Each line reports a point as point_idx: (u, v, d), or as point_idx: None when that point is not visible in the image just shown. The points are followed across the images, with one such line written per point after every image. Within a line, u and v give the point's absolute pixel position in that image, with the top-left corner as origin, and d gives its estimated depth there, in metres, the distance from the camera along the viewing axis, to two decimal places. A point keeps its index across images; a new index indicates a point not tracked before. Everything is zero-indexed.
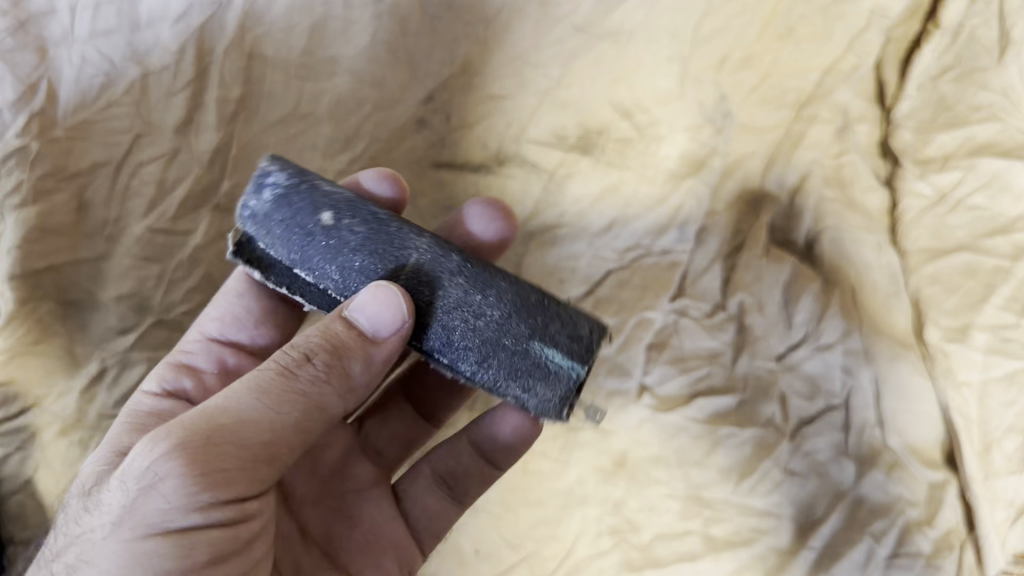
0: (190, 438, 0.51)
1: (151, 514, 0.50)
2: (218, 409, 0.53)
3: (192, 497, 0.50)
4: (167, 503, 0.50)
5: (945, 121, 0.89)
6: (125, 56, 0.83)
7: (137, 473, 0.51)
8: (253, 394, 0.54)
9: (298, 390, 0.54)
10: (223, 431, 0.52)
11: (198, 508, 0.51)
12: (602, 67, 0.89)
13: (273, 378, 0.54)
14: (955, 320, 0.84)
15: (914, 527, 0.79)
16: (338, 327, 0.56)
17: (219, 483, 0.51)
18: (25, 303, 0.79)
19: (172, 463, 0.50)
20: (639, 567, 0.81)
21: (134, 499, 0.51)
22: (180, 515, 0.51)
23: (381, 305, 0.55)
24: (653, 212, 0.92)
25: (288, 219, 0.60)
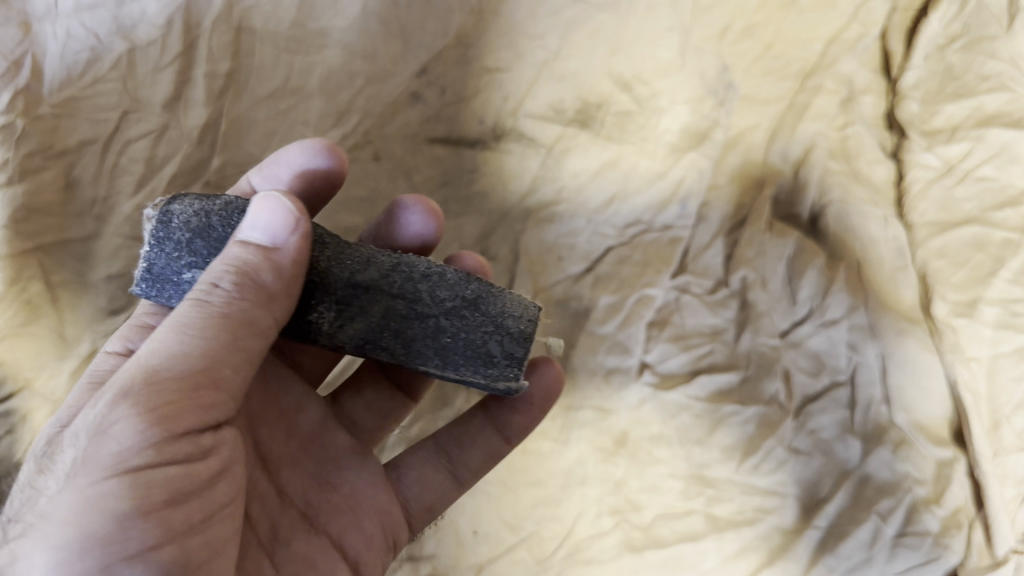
0: (132, 383, 0.47)
1: (104, 459, 0.45)
2: (147, 353, 0.48)
3: (148, 432, 0.46)
4: (121, 442, 0.45)
5: (954, 91, 0.88)
6: (111, 31, 0.81)
7: (88, 430, 0.46)
8: (199, 330, 0.48)
9: (230, 316, 0.49)
10: (157, 372, 0.47)
11: (153, 444, 0.46)
12: (600, 38, 0.88)
13: (203, 308, 0.49)
14: (963, 295, 0.82)
15: (921, 506, 0.77)
16: (239, 253, 0.50)
17: (161, 408, 0.46)
18: (15, 283, 0.77)
19: (122, 407, 0.46)
20: (640, 548, 0.78)
21: (87, 453, 0.46)
22: (134, 454, 0.45)
23: (267, 212, 0.51)
24: (653, 187, 0.90)
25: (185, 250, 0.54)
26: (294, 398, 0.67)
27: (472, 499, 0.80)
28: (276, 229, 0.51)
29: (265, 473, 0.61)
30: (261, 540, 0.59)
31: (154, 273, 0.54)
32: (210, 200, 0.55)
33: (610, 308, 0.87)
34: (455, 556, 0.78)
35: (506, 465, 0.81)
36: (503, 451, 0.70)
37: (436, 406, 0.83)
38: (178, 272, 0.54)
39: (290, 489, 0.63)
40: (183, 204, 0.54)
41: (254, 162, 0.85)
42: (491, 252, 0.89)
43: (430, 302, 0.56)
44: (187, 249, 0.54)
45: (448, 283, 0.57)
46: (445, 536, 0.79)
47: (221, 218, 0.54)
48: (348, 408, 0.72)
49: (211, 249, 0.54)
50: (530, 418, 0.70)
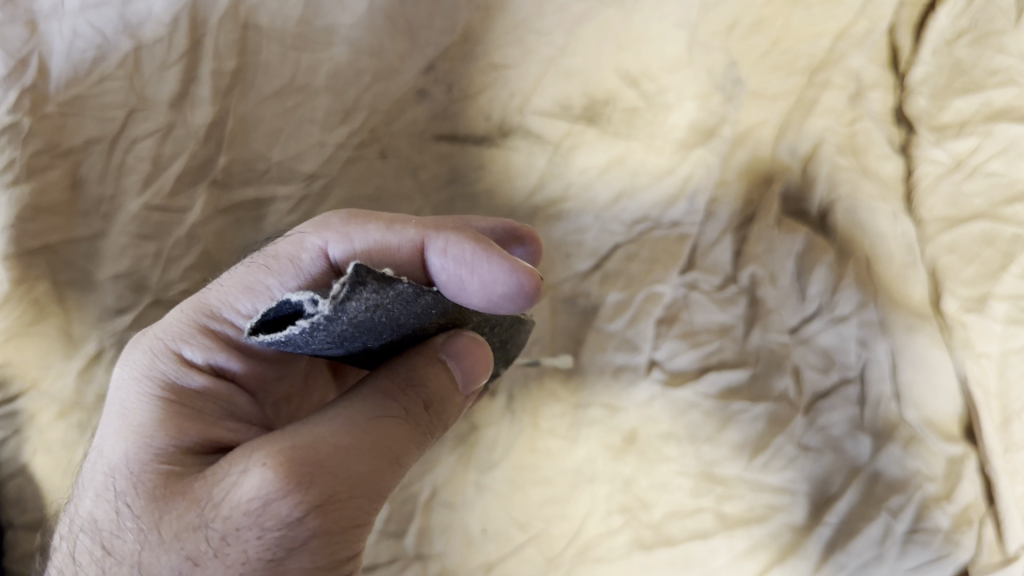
0: (339, 499, 0.47)
1: (299, 571, 0.47)
2: (347, 461, 0.48)
3: (335, 559, 0.48)
4: (317, 560, 0.47)
5: (963, 85, 0.87)
6: (117, 29, 0.81)
7: (287, 524, 0.46)
8: (397, 461, 0.51)
9: (420, 444, 0.53)
10: (359, 485, 0.49)
11: (334, 566, 0.48)
12: (607, 34, 0.88)
13: (402, 432, 0.52)
14: (972, 290, 0.82)
15: (932, 503, 0.77)
16: (442, 388, 0.55)
17: (354, 533, 0.49)
18: (21, 283, 0.78)
19: (326, 523, 0.47)
20: (650, 546, 0.78)
21: (283, 555, 0.46)
22: (324, 570, 0.48)
23: (473, 361, 0.56)
24: (662, 183, 0.90)
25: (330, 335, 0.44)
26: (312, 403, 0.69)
27: (482, 498, 0.80)
28: (473, 372, 0.56)
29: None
30: None
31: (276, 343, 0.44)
32: (387, 291, 0.43)
33: (618, 305, 0.86)
34: (465, 555, 0.78)
35: (514, 463, 0.81)
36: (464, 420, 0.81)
37: None
38: (304, 344, 0.45)
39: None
40: (362, 297, 0.41)
41: (262, 160, 0.85)
42: None
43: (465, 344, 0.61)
44: (332, 338, 0.44)
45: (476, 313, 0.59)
46: (453, 535, 0.79)
47: (383, 308, 0.45)
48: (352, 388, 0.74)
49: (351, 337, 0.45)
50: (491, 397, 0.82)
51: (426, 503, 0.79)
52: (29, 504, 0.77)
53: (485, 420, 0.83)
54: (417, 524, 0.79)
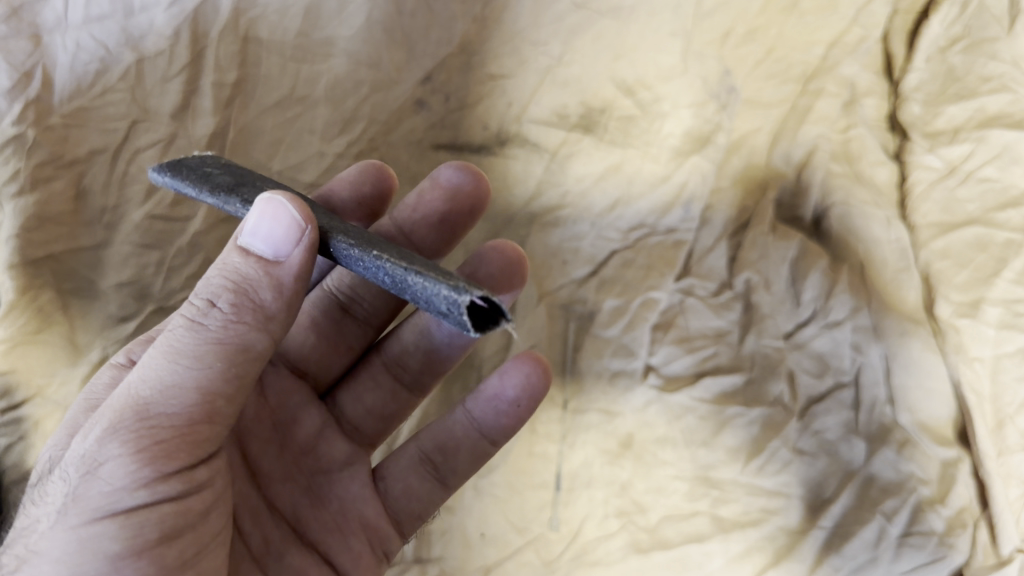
0: (121, 421, 0.47)
1: (93, 498, 0.47)
2: (141, 383, 0.48)
3: (138, 473, 0.47)
4: (112, 483, 0.47)
5: (956, 92, 0.88)
6: (119, 42, 0.83)
7: (76, 465, 0.48)
8: (160, 388, 0.48)
9: (216, 340, 0.49)
10: (153, 407, 0.48)
11: (145, 486, 0.47)
12: (602, 44, 0.90)
13: (195, 339, 0.49)
14: (966, 296, 0.82)
15: (926, 506, 0.77)
16: (240, 266, 0.50)
17: (156, 452, 0.47)
18: (26, 292, 0.79)
19: (115, 446, 0.47)
20: (646, 549, 0.79)
21: (75, 487, 0.47)
22: (124, 494, 0.47)
23: (268, 221, 0.49)
24: (657, 191, 0.91)
25: (223, 165, 0.62)
26: (290, 411, 0.69)
27: (480, 501, 0.81)
28: (278, 233, 0.49)
29: (254, 487, 0.64)
30: (253, 555, 0.61)
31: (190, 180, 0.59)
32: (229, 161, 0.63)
33: (614, 311, 0.88)
34: (463, 558, 0.79)
35: (512, 467, 0.82)
36: (490, 452, 0.71)
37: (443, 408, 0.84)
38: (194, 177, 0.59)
39: (280, 504, 0.65)
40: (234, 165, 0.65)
41: (262, 170, 0.86)
42: None
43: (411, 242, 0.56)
44: (225, 166, 0.62)
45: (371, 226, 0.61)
46: (452, 539, 0.80)
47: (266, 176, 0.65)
48: (347, 413, 0.73)
49: (243, 169, 0.62)
50: (515, 420, 0.70)
51: None
52: None
53: None
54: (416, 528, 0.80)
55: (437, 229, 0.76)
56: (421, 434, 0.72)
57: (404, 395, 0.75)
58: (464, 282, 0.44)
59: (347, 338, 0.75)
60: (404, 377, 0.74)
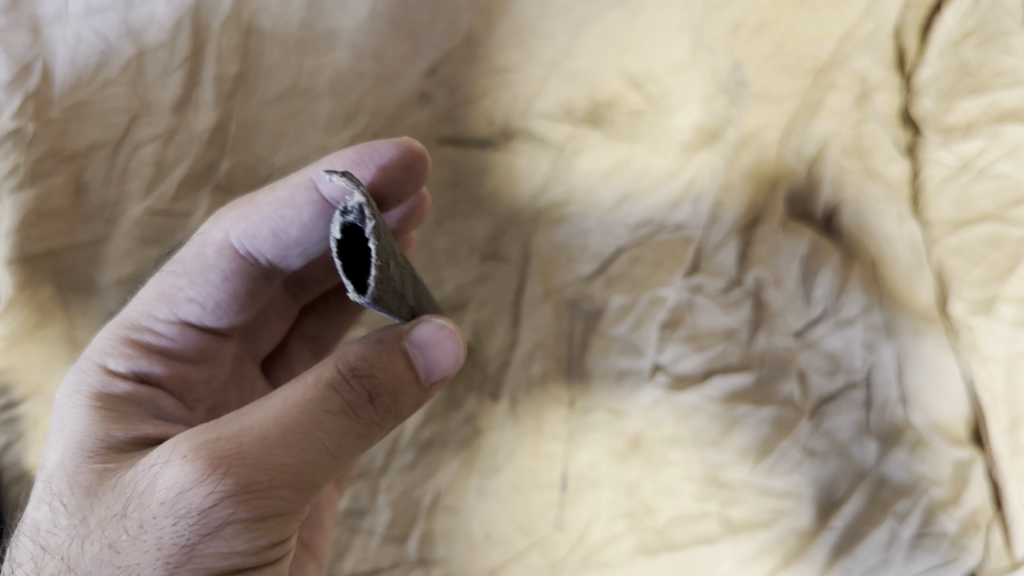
0: (254, 485, 0.47)
1: (210, 556, 0.47)
2: (275, 443, 0.47)
3: (255, 542, 0.48)
4: (230, 550, 0.47)
5: (970, 87, 0.87)
6: (120, 34, 0.82)
7: (192, 514, 0.46)
8: (300, 466, 0.48)
9: (362, 435, 0.51)
10: (283, 476, 0.47)
11: (251, 553, 0.49)
12: (611, 37, 0.88)
13: (344, 423, 0.50)
14: (979, 293, 0.81)
15: (938, 507, 0.76)
16: (398, 372, 0.53)
17: (272, 524, 0.48)
18: (25, 288, 0.78)
19: (239, 510, 0.46)
20: (654, 551, 0.77)
21: (192, 540, 0.47)
22: (236, 558, 0.48)
23: (447, 351, 0.54)
24: (665, 187, 0.89)
25: None
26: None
27: (484, 502, 0.80)
28: (442, 356, 0.54)
29: None
30: None
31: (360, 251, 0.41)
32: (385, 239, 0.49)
33: (622, 309, 0.86)
34: (468, 560, 0.78)
35: (518, 468, 0.81)
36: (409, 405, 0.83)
37: (447, 408, 0.83)
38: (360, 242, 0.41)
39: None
40: None
41: (264, 163, 0.85)
42: (501, 253, 0.89)
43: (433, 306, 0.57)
44: None
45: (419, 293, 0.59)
46: (456, 540, 0.78)
47: None
48: None
49: None
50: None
51: (429, 507, 0.79)
52: None
53: (489, 426, 0.83)
54: (420, 528, 0.78)
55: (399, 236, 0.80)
56: None
57: None
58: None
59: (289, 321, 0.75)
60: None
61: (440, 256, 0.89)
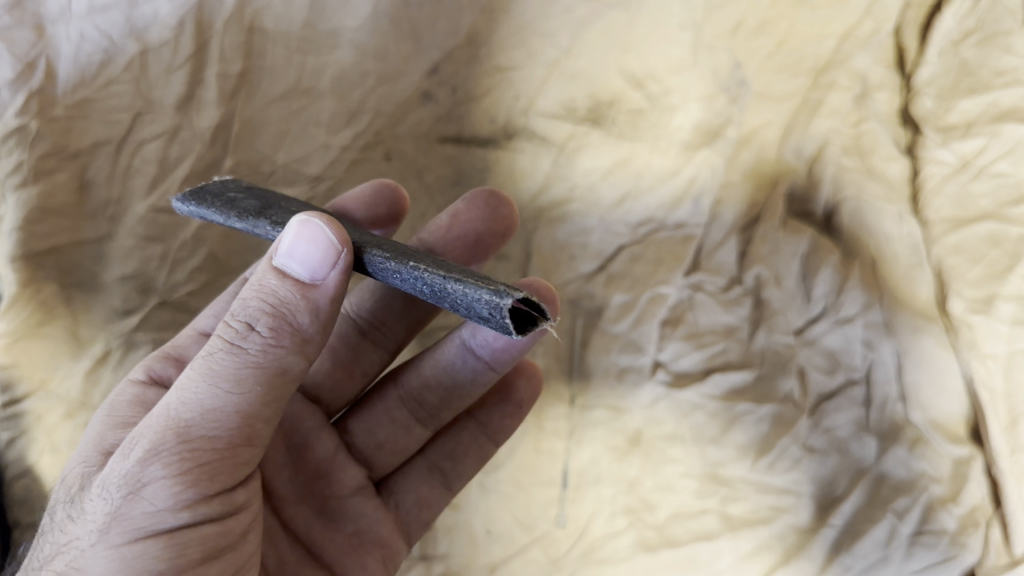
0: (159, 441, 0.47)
1: (137, 518, 0.47)
2: (177, 402, 0.48)
3: (181, 495, 0.47)
4: (153, 507, 0.47)
5: (970, 86, 0.87)
6: (123, 32, 0.82)
7: (116, 482, 0.47)
8: (196, 412, 0.48)
9: (265, 366, 0.49)
10: (186, 425, 0.47)
11: (183, 510, 0.48)
12: (612, 36, 0.89)
13: (232, 360, 0.48)
14: (978, 291, 0.81)
15: (937, 504, 0.76)
16: (278, 289, 0.49)
17: (194, 473, 0.47)
18: (28, 285, 0.78)
19: (153, 466, 0.47)
20: (654, 547, 0.78)
21: (117, 505, 0.47)
22: (168, 516, 0.47)
23: (307, 244, 0.48)
24: (667, 185, 0.90)
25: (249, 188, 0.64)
26: (302, 436, 0.69)
27: (485, 499, 0.80)
28: (313, 254, 0.48)
29: (271, 512, 0.65)
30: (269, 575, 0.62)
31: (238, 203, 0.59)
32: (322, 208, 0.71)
33: (622, 306, 0.87)
34: (469, 555, 0.79)
35: (519, 464, 0.81)
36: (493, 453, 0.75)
37: None
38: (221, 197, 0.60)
39: (296, 524, 0.66)
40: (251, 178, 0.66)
41: (267, 163, 0.86)
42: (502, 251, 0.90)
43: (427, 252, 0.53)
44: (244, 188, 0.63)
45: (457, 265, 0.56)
46: (458, 536, 0.79)
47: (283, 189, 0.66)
48: (357, 439, 0.72)
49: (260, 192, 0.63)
50: (517, 421, 0.76)
51: None
52: (35, 504, 0.76)
53: None
54: None
55: (471, 249, 0.77)
56: (429, 447, 0.74)
57: (416, 430, 0.73)
58: (504, 286, 0.43)
59: (362, 364, 0.75)
60: (421, 413, 0.73)
61: None
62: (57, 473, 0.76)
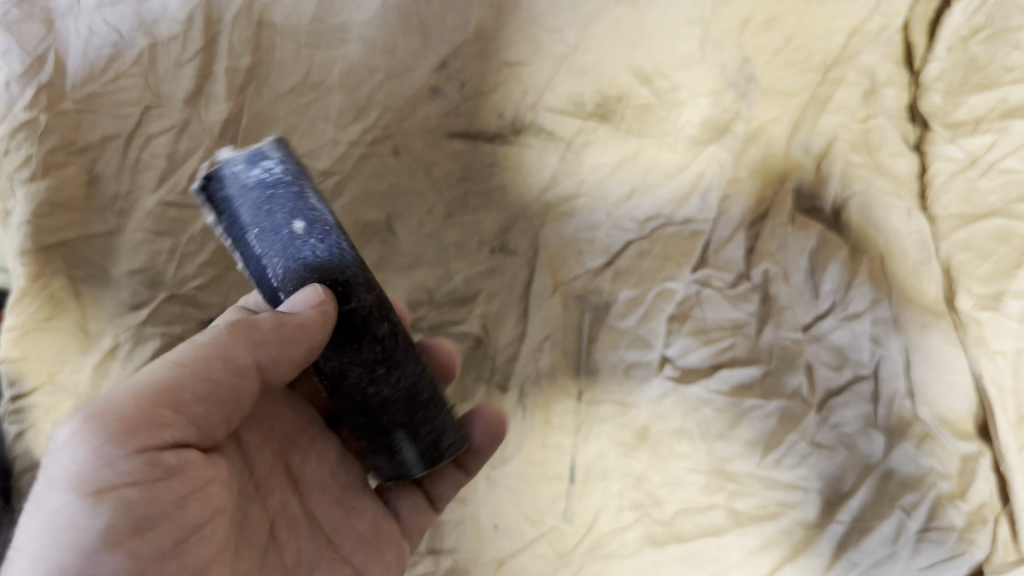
0: (110, 401, 0.50)
1: (87, 471, 0.48)
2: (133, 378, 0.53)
3: (101, 450, 0.49)
4: (77, 464, 0.48)
5: (979, 82, 0.87)
6: (133, 27, 0.82)
7: (54, 442, 0.50)
8: (131, 388, 0.51)
9: (209, 354, 0.54)
10: (138, 389, 0.52)
11: (97, 462, 0.48)
12: (620, 32, 0.88)
13: (187, 350, 0.54)
14: (987, 288, 0.81)
15: (945, 501, 0.76)
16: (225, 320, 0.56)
17: (117, 421, 0.50)
18: (38, 278, 0.79)
19: (91, 426, 0.49)
20: (662, 542, 0.78)
21: (52, 461, 0.49)
22: (92, 467, 0.48)
23: None
24: (674, 181, 0.90)
25: (254, 196, 0.54)
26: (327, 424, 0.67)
27: (494, 493, 0.80)
28: None
29: (294, 495, 0.63)
30: (285, 566, 0.60)
31: (271, 180, 0.55)
32: (227, 179, 0.55)
33: (630, 302, 0.86)
34: (476, 550, 0.78)
35: (527, 459, 0.81)
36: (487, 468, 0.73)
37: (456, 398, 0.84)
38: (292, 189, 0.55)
39: (319, 515, 0.64)
40: (234, 165, 0.55)
41: None
42: (510, 247, 0.89)
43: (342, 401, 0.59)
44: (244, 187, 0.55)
45: (349, 416, 0.60)
46: (466, 530, 0.79)
47: (225, 204, 0.55)
48: None
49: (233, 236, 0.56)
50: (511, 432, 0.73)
51: None
52: None
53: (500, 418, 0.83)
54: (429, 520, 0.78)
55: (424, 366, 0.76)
56: None
57: None
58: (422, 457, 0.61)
59: None
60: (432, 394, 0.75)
61: (450, 249, 0.89)
62: None
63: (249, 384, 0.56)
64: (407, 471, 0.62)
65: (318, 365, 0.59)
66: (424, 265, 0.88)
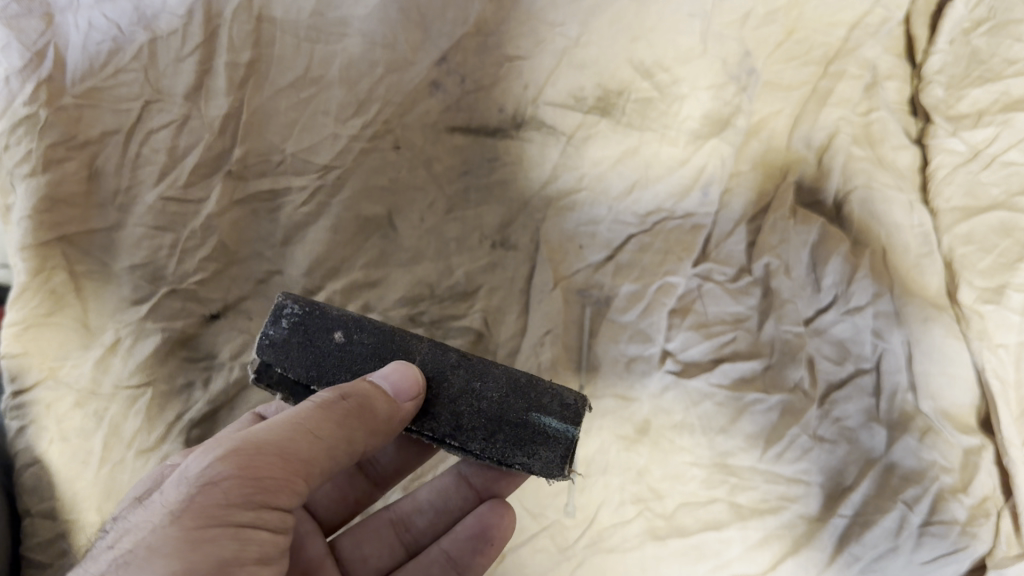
0: (242, 450, 0.52)
1: (211, 507, 0.50)
2: (254, 432, 0.54)
3: (229, 492, 0.51)
4: (213, 496, 0.51)
5: (981, 75, 0.87)
6: (132, 21, 0.83)
7: (194, 473, 0.52)
8: (246, 443, 0.53)
9: (341, 425, 0.55)
10: (265, 443, 0.53)
11: (221, 507, 0.51)
12: (620, 26, 0.88)
13: (319, 413, 0.55)
14: (990, 281, 0.80)
15: (948, 494, 0.75)
16: (367, 387, 0.57)
17: (239, 471, 0.51)
18: (39, 272, 0.79)
19: (226, 467, 0.51)
20: (663, 536, 0.77)
21: (184, 491, 0.51)
22: (219, 510, 0.50)
23: None
24: (675, 174, 0.90)
25: (302, 343, 0.63)
26: None
27: None
28: None
29: None
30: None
31: (298, 317, 0.63)
32: (277, 328, 0.63)
33: (631, 296, 0.86)
34: None
35: None
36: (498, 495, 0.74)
37: None
38: (317, 314, 0.63)
39: None
40: (272, 329, 0.63)
41: (277, 152, 0.86)
42: (511, 242, 0.90)
43: (456, 433, 0.62)
44: (290, 330, 0.63)
45: (473, 446, 0.61)
46: None
47: (288, 361, 0.62)
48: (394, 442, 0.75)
49: (298, 339, 0.63)
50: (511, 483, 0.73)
51: None
52: (44, 492, 0.76)
53: None
54: None
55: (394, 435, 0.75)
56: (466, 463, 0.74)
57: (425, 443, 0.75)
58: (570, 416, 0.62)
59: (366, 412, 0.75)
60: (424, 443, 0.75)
61: (451, 243, 0.89)
62: (67, 459, 0.76)
63: (353, 453, 0.57)
64: (557, 474, 0.61)
65: (426, 422, 0.62)
66: (426, 261, 0.88)
